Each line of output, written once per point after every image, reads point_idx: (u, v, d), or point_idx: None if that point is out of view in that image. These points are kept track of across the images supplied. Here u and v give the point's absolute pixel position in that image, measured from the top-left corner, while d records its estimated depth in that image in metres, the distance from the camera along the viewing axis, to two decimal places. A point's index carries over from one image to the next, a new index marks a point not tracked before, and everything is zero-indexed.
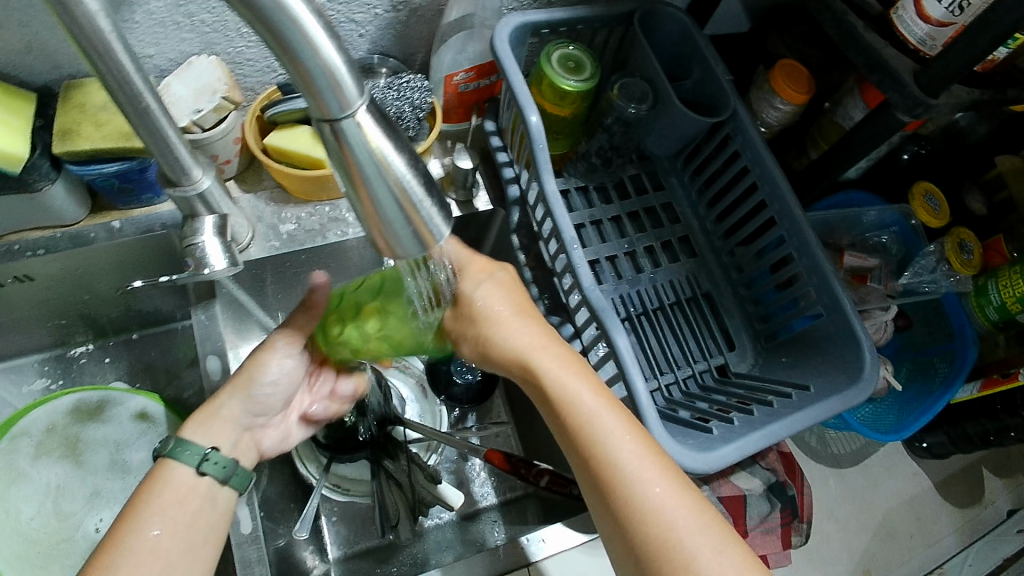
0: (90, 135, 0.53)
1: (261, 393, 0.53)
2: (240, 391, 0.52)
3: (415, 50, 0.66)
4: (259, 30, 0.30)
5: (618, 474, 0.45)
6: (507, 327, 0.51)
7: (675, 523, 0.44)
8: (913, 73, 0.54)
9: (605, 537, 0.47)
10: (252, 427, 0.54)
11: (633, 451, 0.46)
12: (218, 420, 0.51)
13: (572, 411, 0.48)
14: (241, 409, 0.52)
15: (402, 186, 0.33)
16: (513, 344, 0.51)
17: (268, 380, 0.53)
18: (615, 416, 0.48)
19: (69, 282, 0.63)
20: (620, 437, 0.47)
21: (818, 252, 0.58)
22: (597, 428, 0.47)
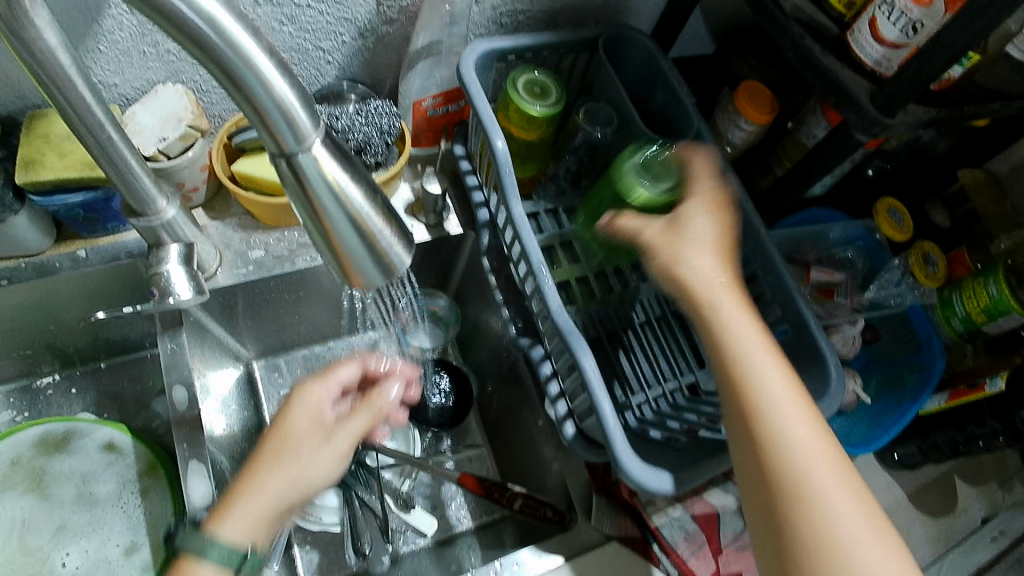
0: (53, 165, 0.53)
1: (309, 491, 0.50)
2: (294, 484, 0.49)
3: (384, 76, 0.67)
4: (210, 69, 0.30)
5: (781, 438, 0.46)
6: (696, 261, 0.51)
7: (815, 478, 0.45)
8: (869, 93, 0.56)
9: (749, 504, 0.48)
10: (283, 517, 0.50)
11: (792, 402, 0.47)
12: (259, 506, 0.47)
13: (759, 390, 0.47)
14: (288, 500, 0.49)
15: (360, 216, 0.34)
16: (699, 275, 0.51)
17: (320, 482, 0.51)
18: (778, 369, 0.48)
19: (35, 311, 0.62)
20: (794, 420, 0.47)
21: (783, 270, 0.60)
22: (758, 377, 0.48)
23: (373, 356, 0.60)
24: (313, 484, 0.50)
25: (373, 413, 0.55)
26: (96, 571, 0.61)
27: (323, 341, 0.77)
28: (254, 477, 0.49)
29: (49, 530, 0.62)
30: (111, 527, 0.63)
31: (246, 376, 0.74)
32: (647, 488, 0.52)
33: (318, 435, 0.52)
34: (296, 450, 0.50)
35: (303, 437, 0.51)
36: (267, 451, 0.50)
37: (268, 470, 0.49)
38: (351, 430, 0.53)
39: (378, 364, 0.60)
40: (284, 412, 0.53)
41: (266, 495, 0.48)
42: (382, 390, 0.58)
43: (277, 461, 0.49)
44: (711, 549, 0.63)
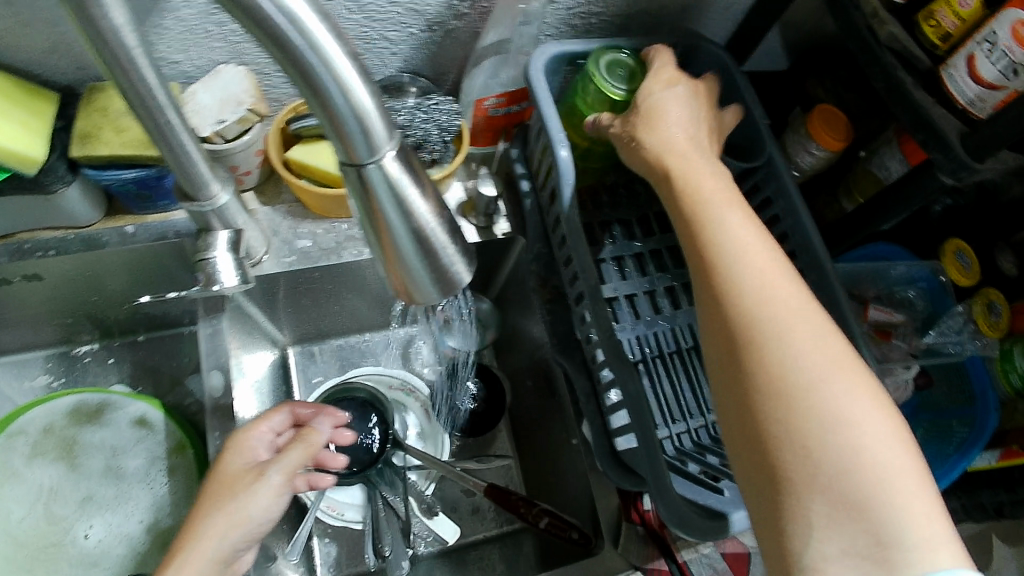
0: (109, 140, 0.52)
1: (250, 535, 0.46)
2: (230, 528, 0.45)
3: (447, 70, 0.64)
4: (288, 72, 0.28)
5: (717, 254, 0.43)
6: (668, 110, 0.52)
7: (756, 291, 0.41)
8: (960, 135, 0.52)
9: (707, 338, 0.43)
10: (232, 562, 0.46)
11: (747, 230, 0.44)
12: (199, 555, 0.44)
13: (702, 202, 0.45)
14: (232, 542, 0.45)
15: (425, 233, 0.32)
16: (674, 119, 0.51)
17: (258, 524, 0.47)
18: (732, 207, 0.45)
19: (79, 282, 0.62)
20: (741, 226, 0.44)
21: (846, 309, 0.56)
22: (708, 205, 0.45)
23: (301, 404, 0.59)
24: (257, 525, 0.46)
25: (308, 447, 0.50)
26: (118, 546, 0.61)
27: (360, 332, 0.76)
28: (188, 529, 0.45)
29: (76, 500, 0.62)
30: (136, 502, 0.63)
31: (280, 361, 0.73)
32: (685, 532, 0.49)
33: (248, 478, 0.48)
34: (231, 493, 0.47)
35: (235, 480, 0.48)
36: (199, 507, 0.46)
37: (207, 518, 0.45)
38: (286, 464, 0.49)
39: (309, 410, 0.58)
40: (218, 461, 0.50)
41: (205, 543, 0.44)
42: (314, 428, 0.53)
43: (209, 508, 0.46)
44: None
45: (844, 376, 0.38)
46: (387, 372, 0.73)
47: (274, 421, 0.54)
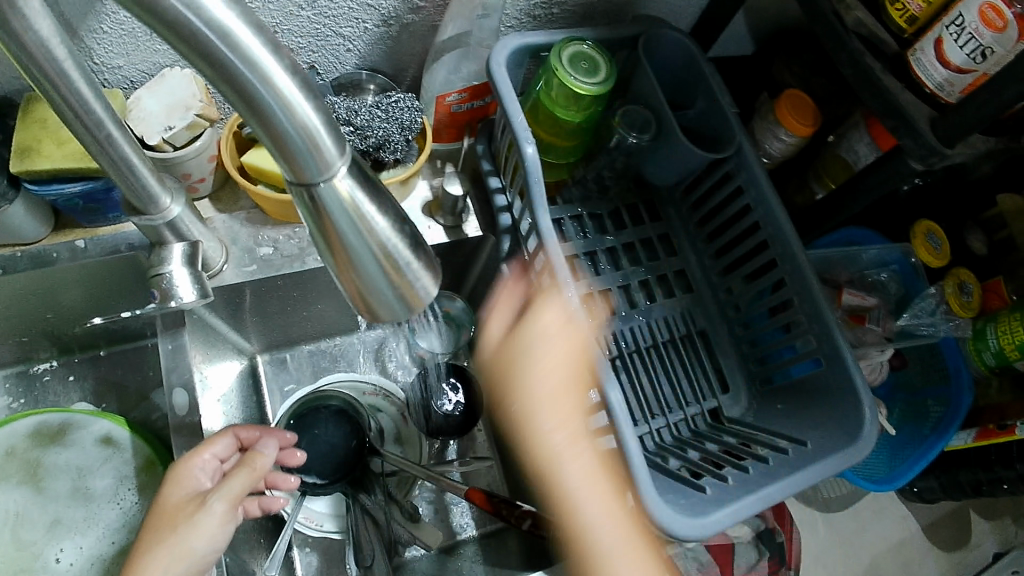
0: (51, 153, 0.49)
1: (199, 568, 0.45)
2: (173, 562, 0.44)
3: (407, 66, 0.62)
4: (224, 91, 0.27)
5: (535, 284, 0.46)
6: None
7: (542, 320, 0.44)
8: (929, 120, 0.51)
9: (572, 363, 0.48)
10: None
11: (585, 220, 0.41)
12: None
13: None
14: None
15: (385, 250, 0.31)
16: None
17: (202, 556, 0.45)
18: None
19: (31, 299, 0.60)
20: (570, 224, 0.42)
21: (820, 299, 0.56)
22: None
23: (247, 426, 0.56)
24: (205, 556, 0.45)
25: (251, 473, 0.48)
26: (89, 569, 0.60)
27: (330, 337, 0.74)
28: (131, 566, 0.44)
29: (44, 524, 0.61)
30: (106, 523, 0.61)
31: (249, 370, 0.71)
32: (673, 533, 0.47)
33: (189, 512, 0.46)
34: (174, 526, 0.45)
35: (176, 511, 0.47)
36: (141, 544, 0.45)
37: (152, 554, 0.44)
38: (228, 491, 0.47)
39: (253, 432, 0.55)
40: (158, 494, 0.49)
41: None
42: (259, 450, 0.51)
43: (149, 543, 0.45)
44: None
45: None
46: (362, 379, 0.71)
47: (218, 447, 0.52)
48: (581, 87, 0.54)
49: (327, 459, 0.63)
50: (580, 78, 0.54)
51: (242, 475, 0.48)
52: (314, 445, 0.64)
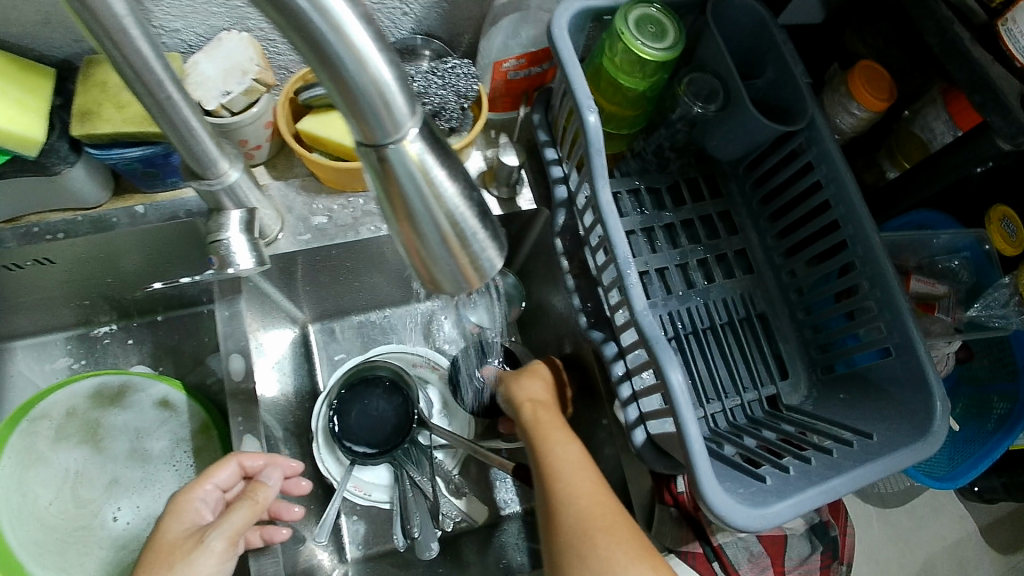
0: (111, 118, 0.49)
1: None
2: None
3: (462, 31, 0.60)
4: (295, 42, 0.25)
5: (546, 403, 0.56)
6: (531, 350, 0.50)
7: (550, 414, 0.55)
8: (1021, 96, 0.47)
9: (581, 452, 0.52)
10: None
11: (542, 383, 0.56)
12: None
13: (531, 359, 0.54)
14: None
15: (453, 219, 0.30)
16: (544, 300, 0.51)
17: None
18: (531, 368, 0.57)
19: (92, 263, 0.61)
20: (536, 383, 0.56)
21: (894, 282, 0.53)
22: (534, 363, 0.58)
23: (253, 452, 0.54)
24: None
25: (252, 506, 0.49)
26: (146, 528, 0.61)
27: (379, 308, 0.74)
28: None
29: (102, 484, 0.63)
30: (162, 484, 0.63)
31: (301, 340, 0.72)
32: (733, 519, 0.45)
33: (188, 546, 0.46)
34: (171, 560, 0.45)
35: (170, 547, 0.47)
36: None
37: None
38: (229, 527, 0.47)
39: (258, 460, 0.54)
40: (157, 526, 0.49)
41: None
42: (261, 481, 0.52)
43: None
44: (773, 571, 0.62)
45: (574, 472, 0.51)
46: (411, 350, 0.71)
47: (219, 478, 0.52)
48: (648, 54, 0.52)
49: (379, 429, 0.64)
50: (647, 44, 0.51)
51: (246, 508, 0.49)
52: (363, 417, 0.65)
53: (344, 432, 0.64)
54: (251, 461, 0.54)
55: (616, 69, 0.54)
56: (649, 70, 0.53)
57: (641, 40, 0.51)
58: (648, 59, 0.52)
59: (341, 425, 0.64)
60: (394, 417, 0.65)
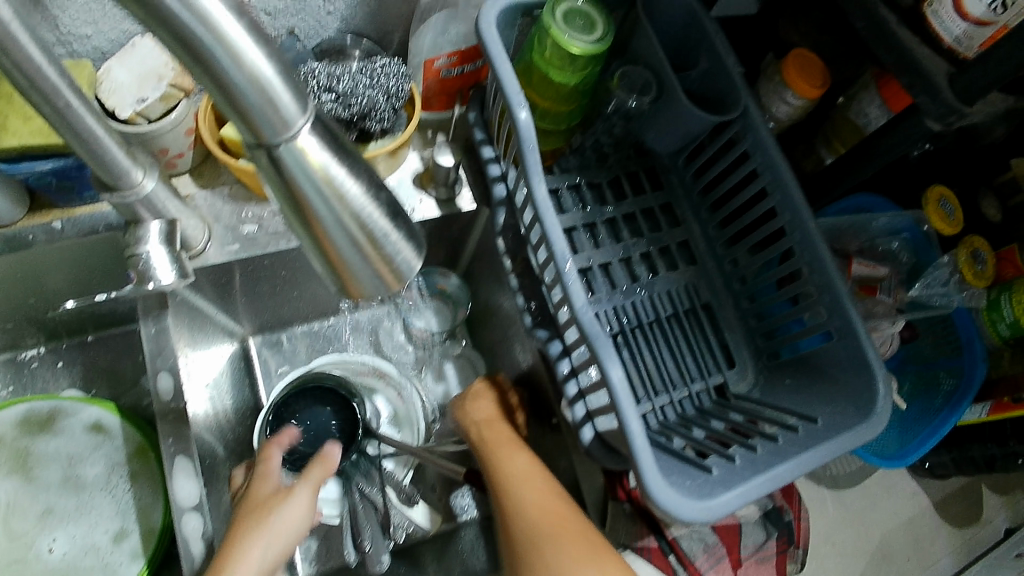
0: (17, 130, 0.47)
1: (287, 551, 0.47)
2: (270, 539, 0.46)
3: (392, 29, 0.59)
4: (162, 39, 0.23)
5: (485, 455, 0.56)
6: (470, 414, 0.60)
7: (485, 436, 0.58)
8: (947, 76, 0.47)
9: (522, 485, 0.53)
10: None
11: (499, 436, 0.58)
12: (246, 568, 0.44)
13: (468, 407, 0.61)
14: (274, 556, 0.46)
15: (360, 221, 0.28)
16: (475, 415, 0.60)
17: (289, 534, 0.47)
18: (482, 405, 0.61)
19: (10, 284, 0.57)
20: (480, 418, 0.60)
21: (831, 267, 0.53)
22: (470, 414, 0.60)
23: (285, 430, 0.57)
24: (292, 540, 0.47)
25: (327, 464, 0.52)
26: (84, 558, 0.59)
27: (323, 317, 0.72)
28: (227, 543, 0.45)
29: (36, 514, 0.59)
30: (100, 511, 0.60)
31: (241, 353, 0.69)
32: (680, 513, 0.44)
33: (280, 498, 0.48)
34: (269, 511, 0.47)
35: (259, 497, 0.49)
36: (240, 525, 0.47)
37: (250, 543, 0.45)
38: (311, 478, 0.50)
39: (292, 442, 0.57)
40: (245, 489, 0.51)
41: (249, 558, 0.44)
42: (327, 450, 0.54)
43: (240, 524, 0.46)
44: (730, 562, 0.61)
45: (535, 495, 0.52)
46: (353, 359, 0.68)
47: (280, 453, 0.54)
48: (576, 49, 0.51)
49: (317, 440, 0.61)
50: (574, 38, 0.51)
51: (321, 470, 0.51)
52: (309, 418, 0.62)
53: (279, 420, 0.62)
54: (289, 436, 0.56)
55: (548, 65, 0.53)
56: (580, 65, 0.53)
57: (569, 34, 0.51)
58: (578, 53, 0.51)
59: (273, 410, 0.62)
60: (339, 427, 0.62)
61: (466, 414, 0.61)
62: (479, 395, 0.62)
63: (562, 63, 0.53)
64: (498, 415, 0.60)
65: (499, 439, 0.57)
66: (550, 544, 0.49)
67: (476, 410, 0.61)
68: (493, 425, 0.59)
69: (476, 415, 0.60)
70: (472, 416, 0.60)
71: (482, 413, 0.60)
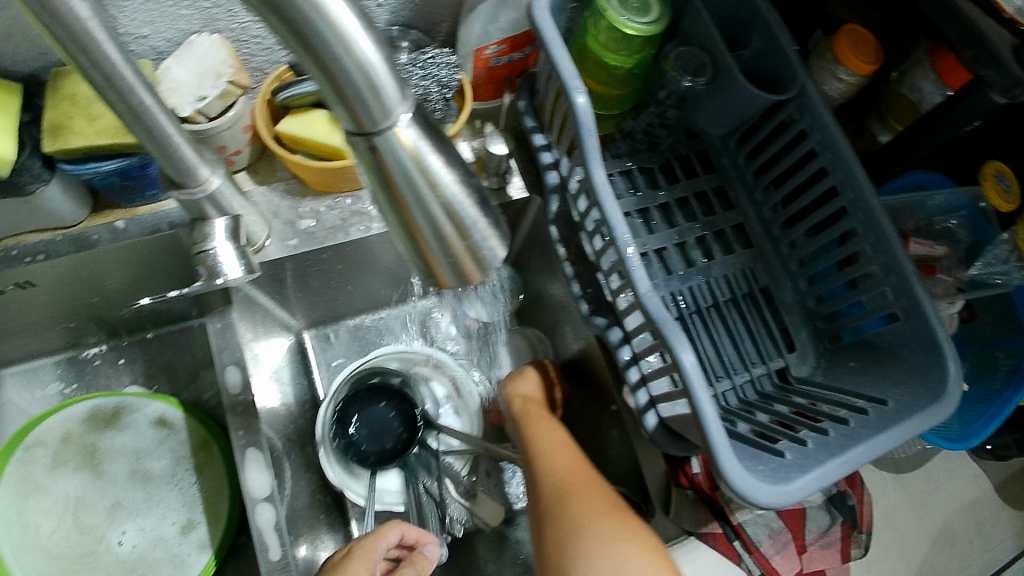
0: (83, 130, 0.47)
1: None
2: None
3: (440, 20, 0.59)
4: (275, 28, 0.23)
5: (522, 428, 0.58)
6: (514, 390, 0.63)
7: (525, 409, 0.60)
8: (1015, 48, 0.45)
9: (547, 453, 0.54)
10: None
11: (537, 413, 0.59)
12: None
13: (514, 383, 0.64)
14: None
15: (450, 209, 0.28)
16: (519, 391, 0.63)
17: None
18: (526, 383, 0.64)
19: (74, 284, 0.59)
20: (523, 394, 0.62)
21: (897, 246, 0.52)
22: (514, 391, 0.63)
23: (411, 524, 0.54)
24: None
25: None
26: (153, 550, 0.60)
27: (374, 311, 0.73)
28: None
29: (105, 508, 0.61)
30: (167, 504, 0.62)
31: (296, 347, 0.71)
32: (757, 497, 0.44)
33: None
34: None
35: None
36: None
37: None
38: None
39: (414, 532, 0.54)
40: (343, 562, 0.47)
41: None
42: (426, 562, 0.51)
43: None
44: (795, 547, 0.60)
45: (561, 460, 0.53)
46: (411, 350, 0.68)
47: (392, 538, 0.51)
48: (632, 32, 0.50)
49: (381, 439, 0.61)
50: (630, 20, 0.50)
51: None
52: (370, 420, 0.62)
53: (342, 417, 0.62)
54: (405, 528, 0.53)
55: (602, 48, 0.53)
56: (636, 47, 0.52)
57: (625, 17, 0.50)
58: (634, 35, 0.50)
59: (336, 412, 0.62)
60: (399, 430, 0.62)
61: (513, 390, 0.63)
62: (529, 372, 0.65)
63: (617, 46, 0.52)
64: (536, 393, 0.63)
65: (538, 415, 0.58)
66: (577, 497, 0.49)
67: (522, 386, 0.63)
68: (531, 402, 0.61)
69: (519, 390, 0.63)
70: (516, 392, 0.63)
71: (527, 389, 0.63)
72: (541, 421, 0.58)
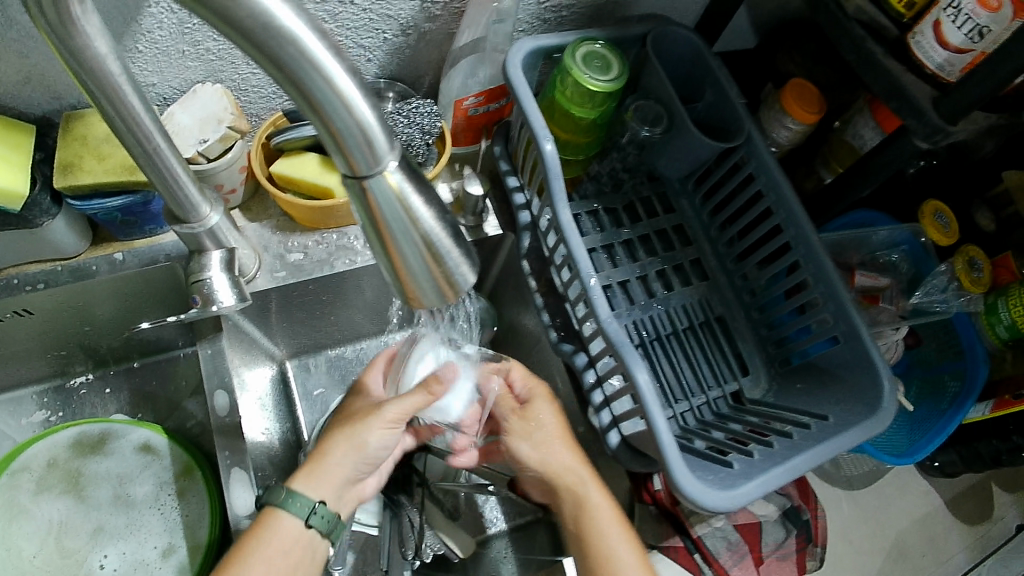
0: (92, 168, 0.51)
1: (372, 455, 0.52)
2: (353, 454, 0.51)
3: (423, 73, 0.65)
4: (289, 92, 0.28)
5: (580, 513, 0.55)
6: (551, 450, 0.57)
7: (578, 486, 0.56)
8: (932, 99, 0.51)
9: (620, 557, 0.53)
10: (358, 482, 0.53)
11: (592, 489, 0.56)
12: (333, 469, 0.50)
13: (543, 436, 0.58)
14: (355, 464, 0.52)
15: (428, 240, 0.33)
16: (559, 458, 0.57)
17: (377, 446, 0.52)
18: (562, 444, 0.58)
19: (67, 313, 0.62)
20: (564, 459, 0.57)
21: (833, 275, 0.58)
22: (549, 454, 0.57)
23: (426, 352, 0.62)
24: (378, 452, 0.52)
25: (427, 393, 0.55)
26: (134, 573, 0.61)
27: (354, 342, 0.76)
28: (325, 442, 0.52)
29: (87, 532, 0.62)
30: (148, 528, 0.63)
31: (279, 376, 0.73)
32: (707, 502, 0.48)
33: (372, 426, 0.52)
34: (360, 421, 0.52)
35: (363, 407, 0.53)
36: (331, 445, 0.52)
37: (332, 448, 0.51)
38: (404, 404, 0.53)
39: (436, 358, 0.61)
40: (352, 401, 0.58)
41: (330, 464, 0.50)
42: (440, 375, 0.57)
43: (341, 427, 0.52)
44: (753, 559, 0.64)
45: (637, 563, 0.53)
46: None
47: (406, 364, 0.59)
48: (594, 89, 0.57)
49: None
50: (592, 78, 0.56)
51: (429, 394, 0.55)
52: None
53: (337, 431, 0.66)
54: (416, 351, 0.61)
55: (568, 102, 0.59)
56: (598, 102, 0.58)
57: (588, 75, 0.56)
58: (596, 91, 0.57)
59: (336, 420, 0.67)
60: None
61: (546, 453, 0.57)
62: (549, 420, 0.59)
63: (580, 100, 0.58)
64: (570, 442, 0.58)
65: (593, 494, 0.56)
66: None
67: (555, 449, 0.57)
68: (579, 471, 0.56)
69: (558, 454, 0.57)
70: (558, 457, 0.57)
71: (561, 447, 0.57)
72: (601, 503, 0.55)
